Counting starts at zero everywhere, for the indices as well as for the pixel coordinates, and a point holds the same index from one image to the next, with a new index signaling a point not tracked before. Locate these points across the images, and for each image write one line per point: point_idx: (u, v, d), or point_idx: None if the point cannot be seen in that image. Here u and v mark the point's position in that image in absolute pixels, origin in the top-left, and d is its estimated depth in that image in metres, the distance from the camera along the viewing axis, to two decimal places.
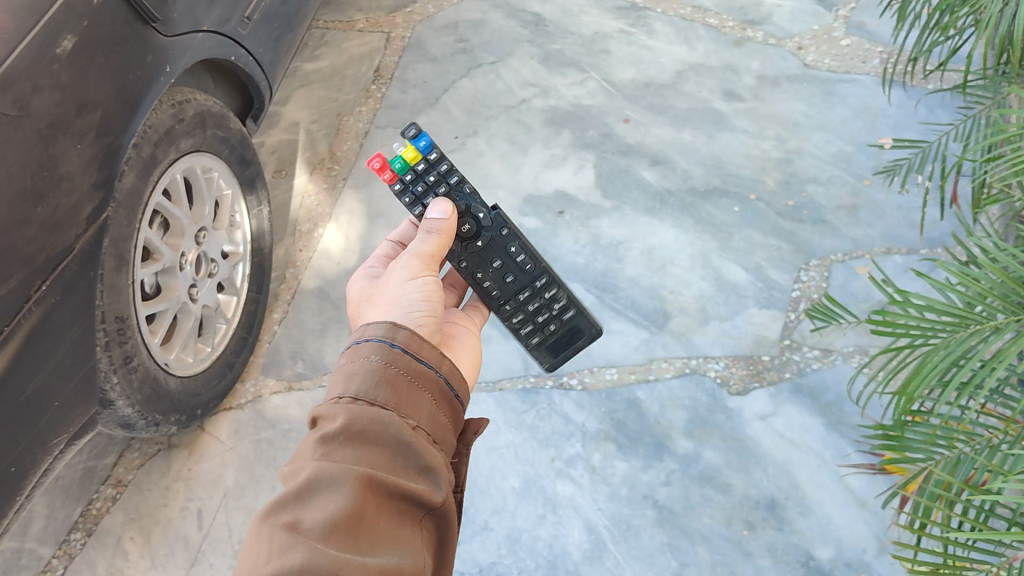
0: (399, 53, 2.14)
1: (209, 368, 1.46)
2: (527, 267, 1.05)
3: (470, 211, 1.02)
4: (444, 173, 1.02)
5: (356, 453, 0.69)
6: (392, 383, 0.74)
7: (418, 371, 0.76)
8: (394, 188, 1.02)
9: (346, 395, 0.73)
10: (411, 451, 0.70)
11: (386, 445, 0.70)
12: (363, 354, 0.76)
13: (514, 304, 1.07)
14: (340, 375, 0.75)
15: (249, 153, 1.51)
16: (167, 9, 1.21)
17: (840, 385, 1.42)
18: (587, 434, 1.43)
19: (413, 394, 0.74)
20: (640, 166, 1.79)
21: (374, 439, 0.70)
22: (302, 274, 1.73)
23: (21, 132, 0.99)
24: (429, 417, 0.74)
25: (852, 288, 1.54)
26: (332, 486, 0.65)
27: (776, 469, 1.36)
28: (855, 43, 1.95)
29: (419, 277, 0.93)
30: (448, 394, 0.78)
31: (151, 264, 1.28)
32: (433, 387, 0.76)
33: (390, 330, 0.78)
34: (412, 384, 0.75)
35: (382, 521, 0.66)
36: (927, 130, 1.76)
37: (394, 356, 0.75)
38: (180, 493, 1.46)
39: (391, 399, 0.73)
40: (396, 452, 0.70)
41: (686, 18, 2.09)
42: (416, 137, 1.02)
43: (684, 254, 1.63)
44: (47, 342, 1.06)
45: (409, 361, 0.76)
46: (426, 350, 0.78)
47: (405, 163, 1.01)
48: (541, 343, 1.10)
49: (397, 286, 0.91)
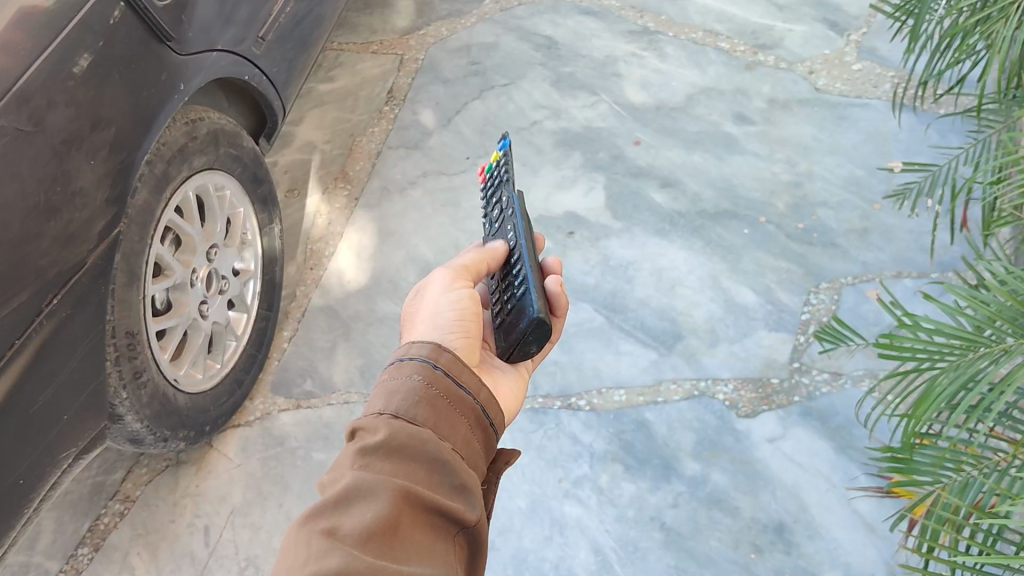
0: (413, 74, 2.15)
1: (218, 384, 1.46)
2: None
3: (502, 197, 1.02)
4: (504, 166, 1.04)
5: (394, 466, 0.69)
6: (432, 404, 0.74)
7: (457, 397, 0.76)
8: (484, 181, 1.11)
9: (386, 412, 0.73)
10: (448, 470, 0.71)
11: (424, 461, 0.70)
12: (405, 373, 0.76)
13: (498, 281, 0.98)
14: (381, 392, 0.75)
15: (262, 171, 1.52)
16: (182, 28, 1.23)
17: (850, 408, 1.42)
18: (595, 455, 1.43)
19: (450, 416, 0.74)
20: (651, 188, 1.80)
21: (412, 454, 0.70)
22: (313, 292, 1.73)
23: (36, 147, 1.00)
24: (463, 441, 0.75)
25: (862, 311, 1.54)
26: (369, 495, 0.66)
27: (784, 492, 1.35)
28: (866, 68, 1.96)
29: (454, 290, 0.93)
30: (483, 422, 0.78)
31: (162, 281, 1.29)
32: (469, 413, 0.76)
33: (433, 351, 0.78)
34: (450, 407, 0.75)
35: (417, 534, 0.67)
36: (937, 154, 1.76)
37: (434, 377, 0.76)
38: (187, 509, 1.46)
39: (430, 419, 0.73)
40: (432, 469, 0.71)
41: (697, 42, 2.10)
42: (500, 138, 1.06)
43: (693, 276, 1.64)
44: (58, 356, 1.06)
45: (449, 385, 0.76)
46: (466, 375, 0.78)
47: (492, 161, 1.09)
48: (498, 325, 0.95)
49: (433, 300, 0.92)
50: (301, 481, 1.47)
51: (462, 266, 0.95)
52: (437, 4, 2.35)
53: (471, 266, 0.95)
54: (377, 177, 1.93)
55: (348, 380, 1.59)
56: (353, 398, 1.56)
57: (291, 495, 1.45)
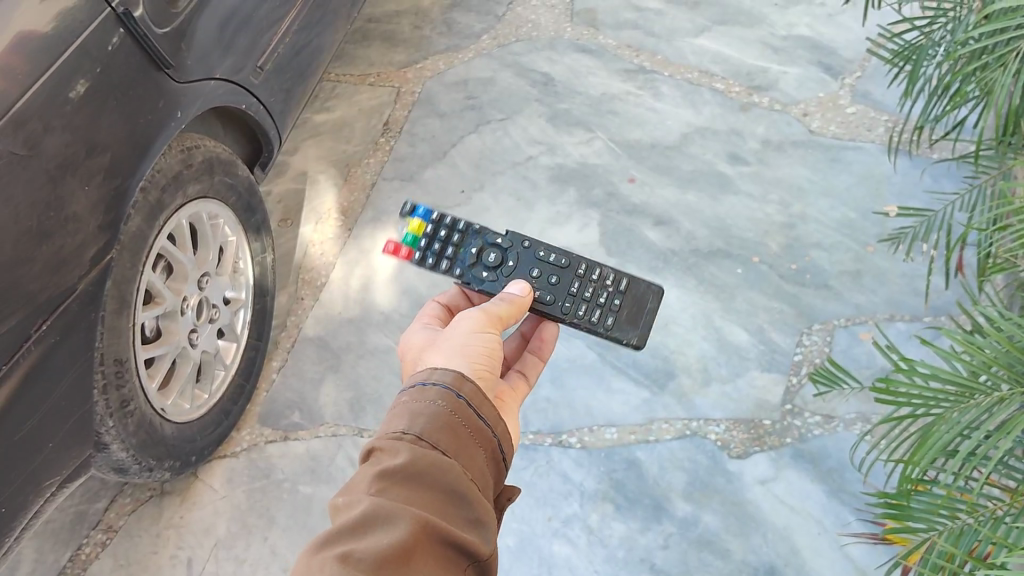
0: (409, 107, 2.16)
1: (205, 414, 1.44)
2: (561, 261, 1.10)
3: (489, 243, 1.11)
4: (451, 226, 1.11)
5: (411, 494, 0.69)
6: (453, 430, 0.74)
7: (477, 428, 0.77)
8: (414, 260, 1.09)
9: (409, 433, 0.73)
10: (466, 502, 0.71)
11: (442, 490, 0.70)
12: (428, 398, 0.76)
13: (572, 299, 1.08)
14: (402, 413, 0.76)
15: (256, 201, 1.51)
16: (181, 56, 1.23)
17: (842, 452, 1.41)
18: (585, 494, 1.41)
19: (470, 445, 0.75)
20: (645, 226, 1.80)
21: (430, 483, 0.70)
22: (303, 323, 1.72)
23: (30, 171, 0.99)
24: (480, 471, 0.75)
25: (854, 354, 1.55)
26: (389, 521, 0.65)
27: (775, 535, 1.34)
28: (860, 111, 1.97)
29: (486, 331, 0.94)
30: (496, 455, 0.79)
31: (151, 308, 1.28)
32: (486, 445, 0.77)
33: (455, 381, 0.79)
34: (471, 437, 0.75)
35: (432, 564, 0.65)
36: (932, 199, 1.77)
37: (457, 407, 0.76)
38: (171, 541, 1.44)
39: (451, 446, 0.73)
40: (450, 499, 0.70)
41: (693, 82, 2.11)
42: (413, 210, 1.12)
43: (686, 314, 1.63)
44: (45, 381, 1.05)
45: (471, 416, 0.77)
46: (485, 407, 0.79)
47: (415, 234, 1.10)
48: (616, 319, 1.09)
49: (464, 334, 0.92)
50: (287, 515, 1.45)
51: (495, 314, 0.97)
52: (434, 39, 2.36)
53: (502, 318, 0.98)
54: (371, 208, 1.92)
55: (336, 413, 1.57)
56: (342, 431, 1.54)
57: (277, 528, 1.43)
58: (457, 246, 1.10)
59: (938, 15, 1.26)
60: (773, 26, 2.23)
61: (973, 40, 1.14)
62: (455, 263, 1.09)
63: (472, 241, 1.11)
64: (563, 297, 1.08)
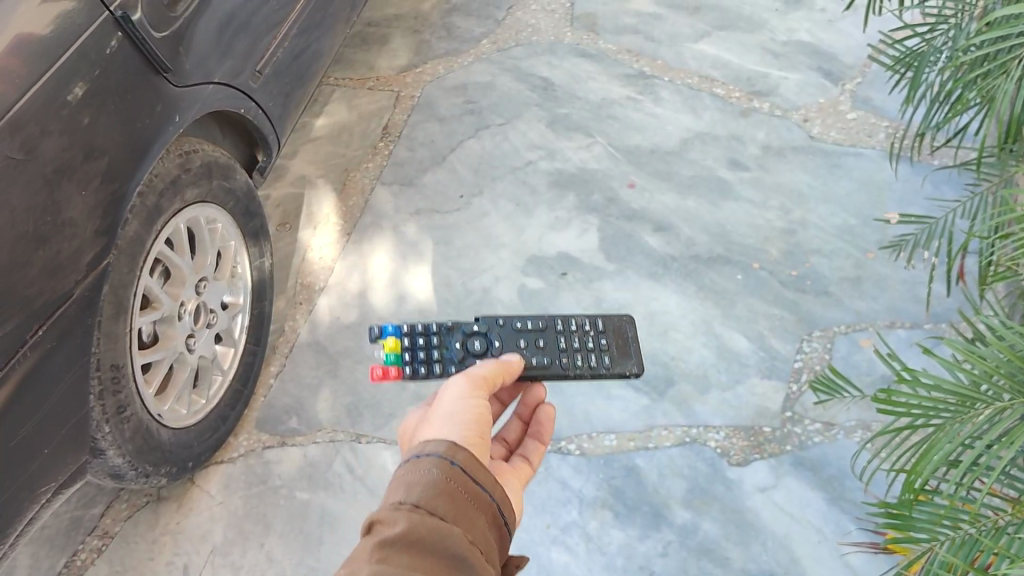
0: (408, 111, 2.15)
1: (202, 420, 1.44)
2: (540, 325, 1.04)
3: (469, 336, 1.02)
4: (425, 331, 1.01)
5: (411, 561, 0.67)
6: (452, 497, 0.72)
7: (476, 493, 0.75)
8: (406, 377, 0.99)
9: (406, 502, 0.71)
10: (468, 570, 0.69)
11: (443, 558, 0.68)
12: (424, 467, 0.74)
13: (568, 359, 1.03)
14: (398, 483, 0.74)
15: (254, 206, 1.51)
16: (179, 60, 1.22)
17: (842, 460, 1.40)
18: (584, 501, 1.40)
19: (469, 511, 0.73)
20: (644, 231, 1.79)
21: (429, 551, 0.68)
22: (301, 328, 1.71)
23: (27, 175, 0.98)
24: (482, 536, 0.73)
25: (855, 361, 1.54)
26: None
27: (775, 543, 1.33)
28: (860, 117, 1.97)
29: (472, 396, 0.89)
30: (498, 520, 0.77)
31: (149, 313, 1.27)
32: (487, 511, 0.75)
33: (450, 447, 0.77)
34: (470, 501, 0.74)
35: None
36: (932, 206, 1.76)
37: (453, 473, 0.74)
38: (167, 547, 1.42)
39: (450, 511, 0.71)
40: (451, 567, 0.69)
41: (692, 87, 2.11)
42: (383, 332, 1.00)
43: (686, 320, 1.63)
44: (41, 387, 1.04)
45: (468, 481, 0.75)
46: (482, 473, 0.77)
47: (395, 352, 1.00)
48: (609, 360, 1.05)
49: (449, 402, 0.88)
50: (284, 521, 1.44)
51: (479, 375, 0.93)
52: (434, 43, 2.36)
53: (488, 377, 0.93)
54: (370, 213, 1.92)
55: (334, 419, 1.56)
56: (339, 437, 1.54)
57: (274, 535, 1.42)
58: (440, 351, 1.01)
59: (938, 21, 1.25)
60: (772, 32, 2.23)
61: (975, 46, 1.14)
62: (450, 370, 0.99)
63: (451, 342, 1.01)
64: (558, 357, 1.03)
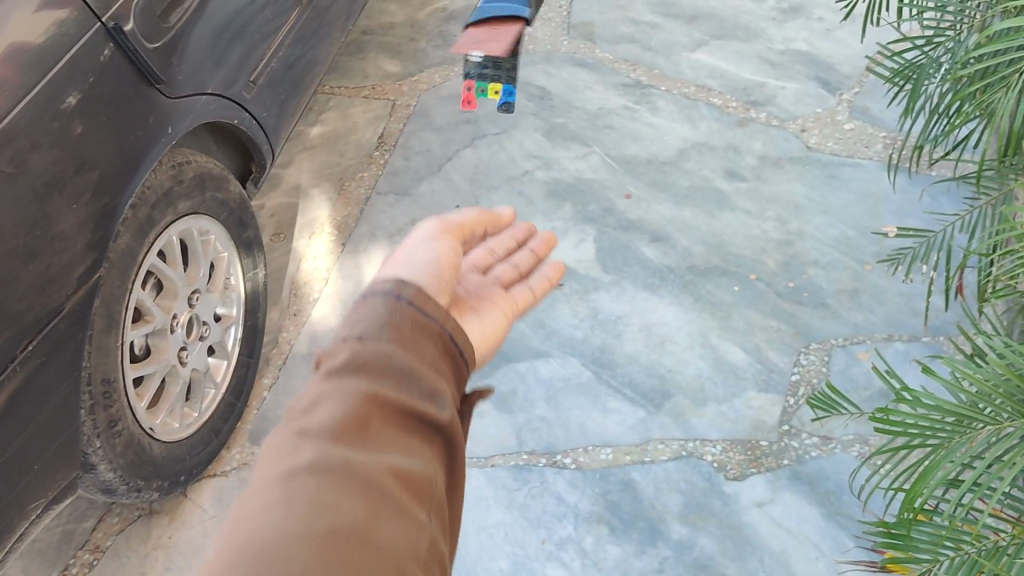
0: (404, 121, 2.14)
1: (195, 433, 1.42)
2: None
3: None
4: None
5: (362, 380, 0.68)
6: (399, 327, 0.72)
7: (425, 324, 0.74)
8: None
9: (352, 335, 0.72)
10: (416, 378, 0.70)
11: (391, 373, 0.69)
12: (371, 303, 0.74)
13: None
14: (347, 321, 0.74)
15: (247, 217, 1.50)
16: (172, 71, 1.21)
17: (840, 475, 1.39)
18: (580, 515, 1.38)
19: (419, 339, 0.73)
20: (641, 242, 1.79)
21: (378, 367, 0.69)
22: (295, 340, 1.70)
23: (17, 189, 0.97)
24: (432, 364, 0.72)
25: (852, 374, 1.52)
26: (335, 400, 0.67)
27: (773, 559, 1.31)
28: (857, 128, 1.96)
29: (432, 237, 0.89)
30: (454, 352, 0.76)
31: (141, 326, 1.26)
32: (439, 341, 0.74)
33: (398, 284, 0.76)
34: (419, 330, 0.73)
35: (386, 434, 0.66)
36: (930, 219, 1.75)
37: (400, 307, 0.74)
38: (158, 562, 1.41)
39: (396, 339, 0.71)
40: (398, 378, 0.69)
41: (689, 97, 2.10)
42: None
43: (682, 332, 1.62)
44: (30, 402, 1.03)
45: (417, 312, 0.74)
46: (433, 306, 0.76)
47: None
48: None
49: (412, 244, 0.87)
50: None
51: (452, 220, 0.96)
52: (430, 51, 2.35)
53: (463, 223, 0.98)
54: (365, 223, 1.91)
55: None
56: None
57: None
58: None
59: (937, 34, 1.25)
60: (770, 41, 2.23)
61: (973, 61, 1.13)
62: None
63: None
64: None
